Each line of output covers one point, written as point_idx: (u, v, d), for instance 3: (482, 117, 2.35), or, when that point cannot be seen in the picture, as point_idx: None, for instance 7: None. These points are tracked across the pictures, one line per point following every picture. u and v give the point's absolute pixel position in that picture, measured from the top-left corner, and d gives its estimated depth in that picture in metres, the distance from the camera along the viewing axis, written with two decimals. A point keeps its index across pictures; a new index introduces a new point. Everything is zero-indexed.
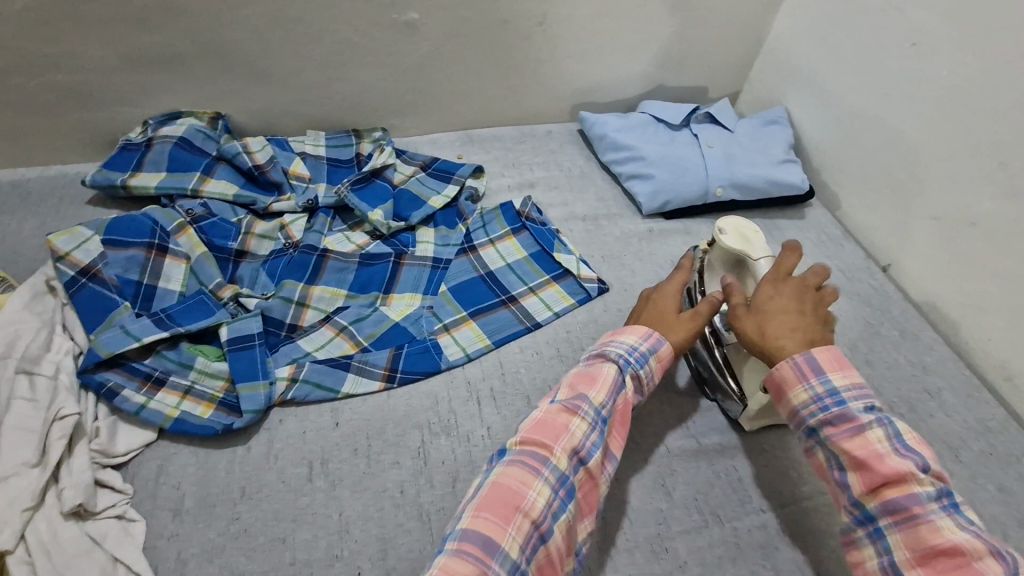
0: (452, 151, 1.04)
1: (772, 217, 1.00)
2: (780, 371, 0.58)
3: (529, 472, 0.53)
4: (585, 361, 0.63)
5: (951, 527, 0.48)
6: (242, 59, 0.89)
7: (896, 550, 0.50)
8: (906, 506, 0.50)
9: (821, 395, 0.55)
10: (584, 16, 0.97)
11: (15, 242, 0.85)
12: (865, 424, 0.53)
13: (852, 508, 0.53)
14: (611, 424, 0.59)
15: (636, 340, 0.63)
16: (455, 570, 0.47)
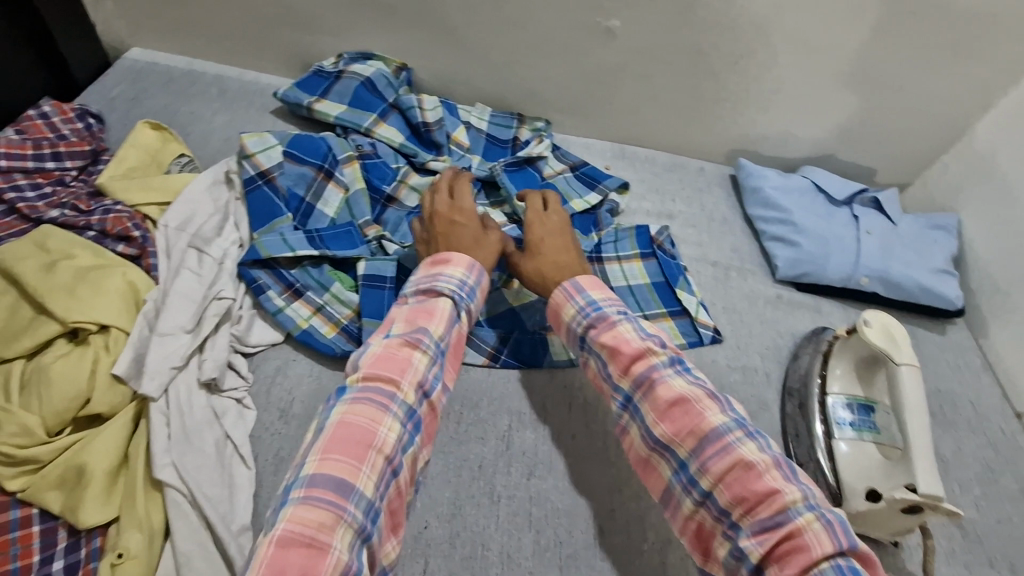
0: (603, 161, 1.06)
1: (911, 323, 0.94)
2: (554, 297, 0.68)
3: (376, 407, 0.52)
4: (414, 300, 0.61)
5: (677, 384, 0.58)
6: (447, 22, 0.94)
7: (644, 416, 0.58)
8: (646, 375, 0.59)
9: (584, 307, 0.65)
10: (778, 67, 0.95)
11: (207, 130, 0.94)
12: (614, 318, 0.63)
13: (614, 393, 0.62)
14: (450, 350, 0.60)
15: (463, 273, 0.63)
16: (305, 515, 0.46)
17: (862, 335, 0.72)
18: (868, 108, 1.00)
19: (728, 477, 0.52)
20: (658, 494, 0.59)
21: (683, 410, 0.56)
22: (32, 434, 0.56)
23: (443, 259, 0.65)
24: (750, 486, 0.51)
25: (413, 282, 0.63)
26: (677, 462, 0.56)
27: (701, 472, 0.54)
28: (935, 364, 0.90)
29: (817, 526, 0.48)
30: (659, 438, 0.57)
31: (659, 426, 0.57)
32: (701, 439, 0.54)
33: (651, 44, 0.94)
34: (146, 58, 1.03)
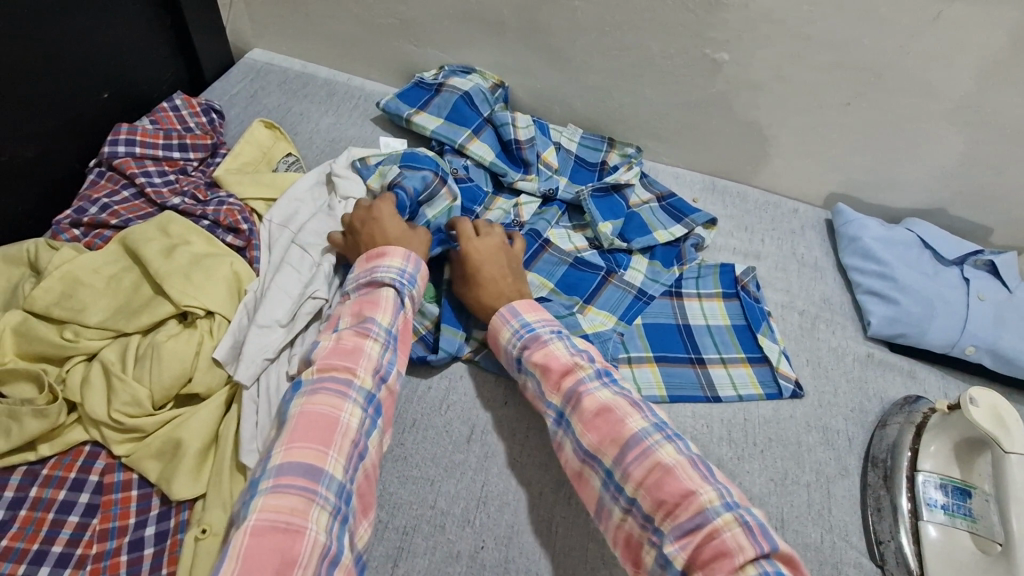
0: (691, 193, 1.04)
1: (1020, 402, 0.86)
2: (494, 322, 0.70)
3: (335, 395, 0.55)
4: (357, 293, 0.66)
5: (602, 394, 0.60)
6: (551, 43, 0.95)
7: (573, 429, 0.60)
8: (575, 388, 0.61)
9: (520, 329, 0.68)
10: (895, 112, 0.90)
11: (314, 130, 1.00)
12: (545, 337, 0.66)
13: (552, 411, 0.63)
14: (402, 336, 0.64)
15: (401, 262, 0.67)
16: (278, 502, 0.48)
17: (966, 415, 0.67)
18: (993, 163, 0.92)
19: (647, 481, 0.54)
20: (591, 509, 0.60)
21: (607, 418, 0.58)
22: (140, 405, 0.60)
23: (383, 252, 0.69)
24: (668, 489, 0.52)
25: (353, 278, 0.67)
26: (604, 473, 0.58)
27: (624, 479, 0.55)
28: None
29: (735, 528, 0.49)
30: (587, 449, 0.59)
31: (586, 436, 0.59)
32: (621, 446, 0.56)
33: (758, 78, 0.91)
34: (265, 58, 1.10)
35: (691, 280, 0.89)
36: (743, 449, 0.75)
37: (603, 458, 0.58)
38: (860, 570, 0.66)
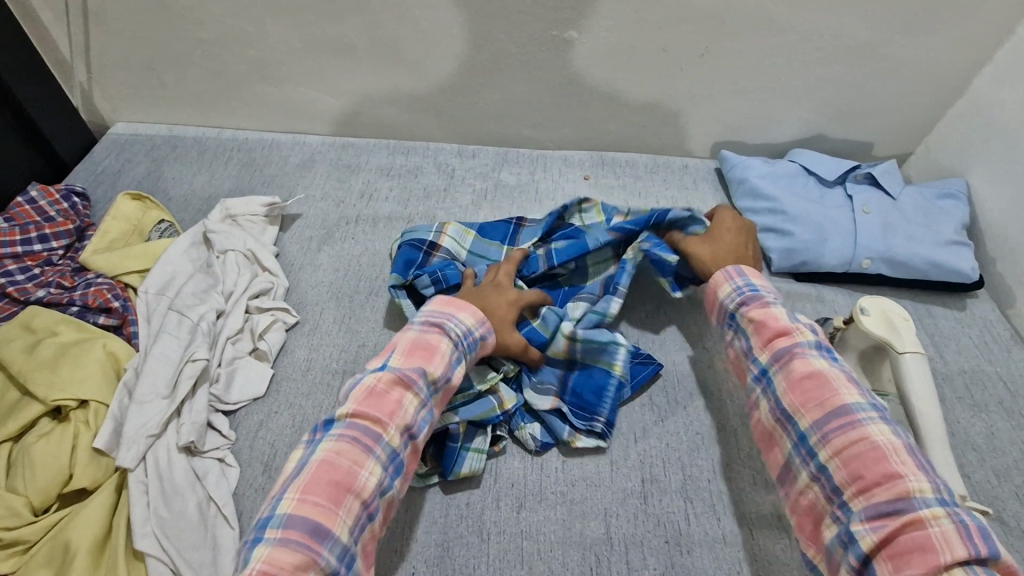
0: (581, 171, 1.05)
1: (926, 302, 0.88)
2: (713, 277, 0.72)
3: (359, 452, 0.54)
4: (419, 327, 0.63)
5: (818, 362, 0.59)
6: (407, 58, 0.95)
7: (776, 387, 0.60)
8: (788, 350, 0.61)
9: (741, 289, 0.68)
10: (749, 53, 0.92)
11: (189, 192, 0.98)
12: (769, 300, 0.65)
13: (752, 369, 0.64)
14: (447, 390, 0.62)
15: (473, 324, 0.65)
16: (279, 561, 0.47)
17: (860, 325, 0.67)
18: (850, 82, 0.95)
19: (848, 453, 0.53)
20: (775, 469, 0.60)
21: (818, 385, 0.57)
22: (18, 514, 0.57)
23: (456, 304, 0.66)
24: (871, 467, 0.51)
25: (424, 314, 0.65)
26: (796, 433, 0.57)
27: (821, 444, 0.55)
28: (958, 341, 0.84)
29: (945, 524, 0.46)
30: (787, 409, 0.58)
31: (789, 397, 0.59)
32: (829, 413, 0.55)
33: (613, 50, 0.92)
34: (130, 130, 1.08)
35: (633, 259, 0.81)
36: (667, 411, 0.73)
37: (787, 413, 0.58)
38: None
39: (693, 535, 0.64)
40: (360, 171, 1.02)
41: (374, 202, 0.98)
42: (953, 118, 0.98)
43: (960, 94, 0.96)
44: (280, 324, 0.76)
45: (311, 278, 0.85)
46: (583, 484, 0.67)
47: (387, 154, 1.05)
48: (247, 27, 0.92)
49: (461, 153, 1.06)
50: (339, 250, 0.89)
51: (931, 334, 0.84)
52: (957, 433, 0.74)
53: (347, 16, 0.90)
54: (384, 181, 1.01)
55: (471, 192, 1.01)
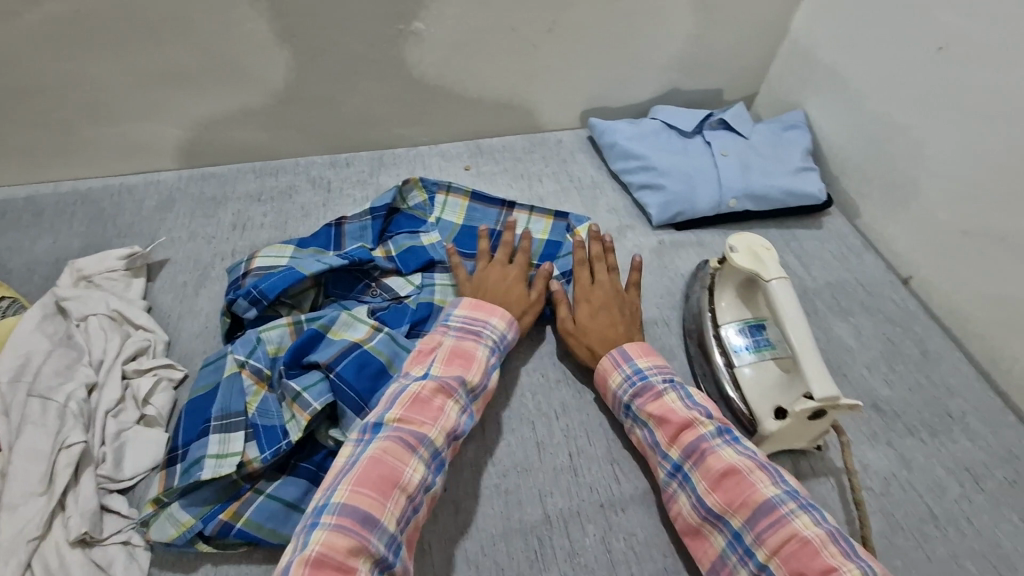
0: (461, 162, 1.04)
1: (790, 228, 0.97)
2: (603, 365, 0.71)
3: (406, 448, 0.58)
4: (455, 333, 0.68)
5: (728, 455, 0.61)
6: (252, 75, 0.89)
7: (695, 484, 0.61)
8: (695, 445, 0.62)
9: (632, 375, 0.69)
10: (596, 22, 0.94)
11: (30, 259, 0.88)
12: (660, 388, 0.67)
13: (665, 467, 0.64)
14: (485, 396, 0.67)
15: (505, 328, 0.70)
16: (332, 543, 0.51)
17: (732, 262, 0.74)
18: (692, 35, 1.01)
19: (785, 551, 0.54)
20: (704, 565, 0.60)
21: (735, 482, 0.59)
22: None
23: (486, 308, 0.71)
24: (808, 564, 0.53)
25: (460, 318, 0.70)
26: (731, 534, 0.58)
27: (757, 544, 0.56)
28: (821, 257, 0.93)
29: None
30: (713, 508, 0.59)
31: (713, 496, 0.59)
32: (755, 511, 0.57)
33: (465, 36, 0.91)
34: None
35: None
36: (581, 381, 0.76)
37: (715, 515, 0.59)
38: None
39: (624, 493, 0.68)
40: (228, 202, 0.95)
41: (249, 231, 0.92)
42: (784, 56, 1.07)
43: (786, 34, 1.05)
44: (166, 383, 0.71)
45: (192, 327, 0.79)
46: (515, 473, 0.68)
47: (254, 179, 0.99)
48: (56, 66, 0.82)
49: (335, 164, 1.02)
50: (219, 290, 0.83)
51: (798, 256, 0.93)
52: (832, 340, 0.83)
53: (173, 38, 0.82)
54: (256, 208, 0.95)
55: (352, 202, 0.97)
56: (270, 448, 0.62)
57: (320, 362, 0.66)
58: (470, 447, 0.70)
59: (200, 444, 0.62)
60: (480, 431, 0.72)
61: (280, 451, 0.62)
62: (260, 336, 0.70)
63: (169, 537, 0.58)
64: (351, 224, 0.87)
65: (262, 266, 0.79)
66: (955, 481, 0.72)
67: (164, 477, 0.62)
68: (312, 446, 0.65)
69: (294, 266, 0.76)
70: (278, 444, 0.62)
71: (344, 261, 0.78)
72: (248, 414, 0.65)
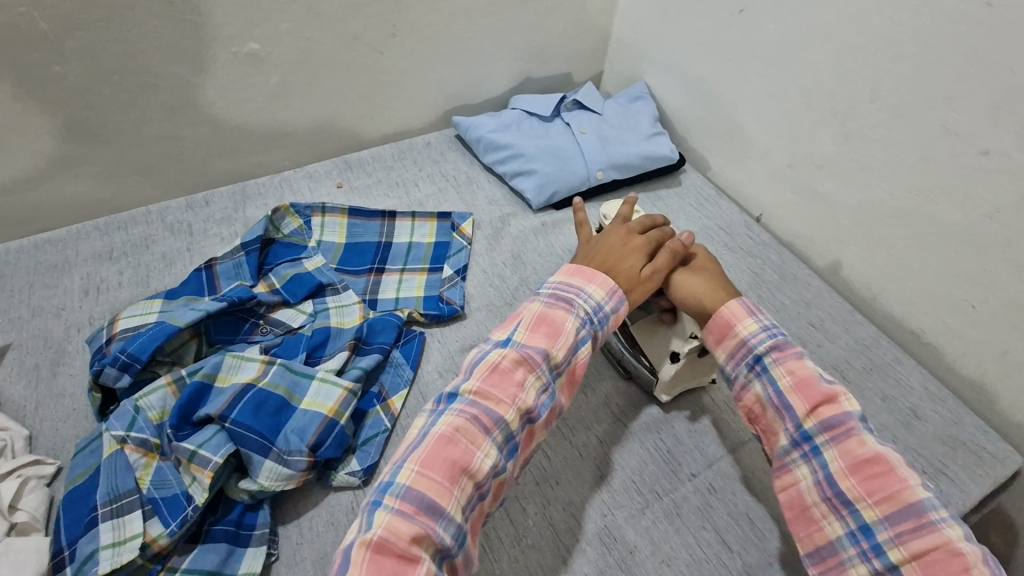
0: (332, 180, 1.01)
1: (654, 189, 1.05)
2: (730, 309, 0.65)
3: (477, 430, 0.53)
4: (544, 300, 0.63)
5: (874, 442, 0.57)
6: (69, 121, 0.79)
7: (830, 463, 0.57)
8: (840, 421, 0.58)
9: (765, 327, 0.64)
10: (436, 22, 0.96)
11: None
12: (797, 351, 0.62)
13: (790, 433, 0.60)
14: (569, 373, 0.62)
15: (603, 297, 0.64)
16: (398, 528, 0.48)
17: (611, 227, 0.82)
18: (531, 24, 1.06)
19: (924, 555, 0.52)
20: (810, 544, 0.59)
21: (884, 474, 0.56)
22: None
23: (587, 275, 0.65)
24: (949, 572, 0.51)
25: (552, 284, 0.65)
26: (859, 527, 0.55)
27: (893, 543, 0.54)
28: (685, 211, 1.02)
29: None
30: (846, 494, 0.56)
31: (849, 481, 0.56)
32: (903, 509, 0.54)
33: (305, 49, 0.88)
34: None
35: (397, 256, 0.89)
36: None
37: (847, 501, 0.56)
38: (617, 393, 0.79)
39: (554, 467, 0.71)
40: (72, 267, 0.85)
41: (106, 294, 0.83)
42: (617, 33, 1.15)
43: (614, 13, 1.13)
44: (34, 481, 0.62)
45: (57, 412, 0.70)
46: None
47: (99, 237, 0.89)
48: None
49: (192, 205, 0.95)
50: (81, 365, 0.74)
51: (666, 213, 1.02)
52: None
53: None
54: (108, 268, 0.86)
55: (220, 240, 0.91)
56: (177, 518, 0.57)
57: (210, 414, 0.62)
58: None
59: (90, 537, 0.55)
60: None
61: (188, 519, 0.57)
62: (137, 404, 0.63)
63: None
64: (223, 264, 0.81)
65: (127, 327, 0.71)
66: None
67: None
68: (224, 504, 0.61)
69: (165, 320, 0.70)
70: (184, 513, 0.57)
71: (221, 302, 0.73)
72: (141, 490, 0.59)
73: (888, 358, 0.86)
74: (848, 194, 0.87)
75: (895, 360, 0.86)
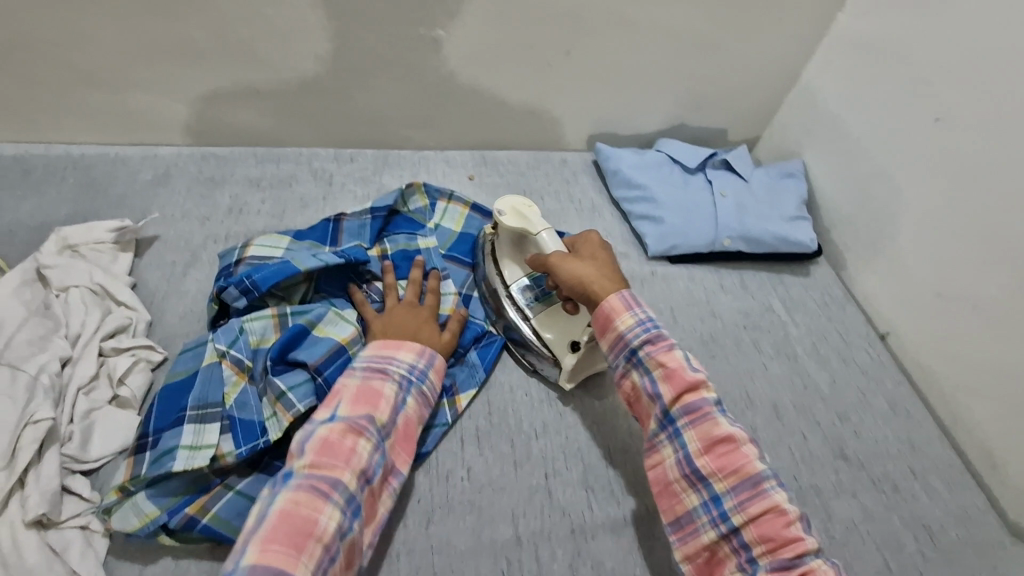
0: (465, 171, 1.04)
1: (779, 272, 0.99)
2: (610, 303, 0.68)
3: (315, 498, 0.54)
4: (361, 374, 0.63)
5: (725, 422, 0.61)
6: (262, 58, 0.87)
7: (687, 443, 0.61)
8: (699, 406, 0.62)
9: (642, 320, 0.66)
10: (611, 50, 0.96)
11: (13, 220, 0.85)
12: (670, 343, 0.65)
13: (691, 474, 0.61)
14: (397, 431, 0.63)
15: (414, 357, 0.66)
16: None
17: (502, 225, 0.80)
18: (703, 73, 1.03)
19: (759, 518, 0.57)
20: (671, 517, 0.62)
21: (732, 451, 0.60)
22: None
23: (391, 342, 0.67)
24: (778, 533, 0.56)
25: (363, 357, 0.65)
26: (708, 492, 0.60)
27: (735, 510, 0.58)
28: (805, 304, 0.96)
29: (825, 568, 0.55)
30: (701, 471, 0.60)
31: (703, 458, 0.61)
32: (743, 481, 0.59)
33: (480, 48, 0.91)
34: None
35: None
36: (563, 404, 0.77)
37: (701, 479, 0.60)
38: None
39: (595, 521, 0.67)
40: (225, 184, 0.94)
41: (244, 216, 0.90)
42: (789, 104, 1.10)
43: (793, 84, 1.08)
44: (143, 364, 0.69)
45: (176, 308, 0.77)
46: (489, 489, 0.68)
47: (254, 163, 0.98)
48: (60, 26, 0.80)
49: (338, 158, 1.01)
50: (207, 273, 0.82)
51: (783, 300, 0.96)
52: (809, 386, 0.85)
53: (186, 13, 0.81)
54: (254, 194, 0.94)
55: (352, 198, 0.97)
56: (248, 444, 0.60)
57: (307, 362, 0.66)
58: (446, 459, 0.70)
59: (174, 433, 0.60)
60: (457, 445, 0.71)
61: (258, 448, 0.61)
62: (243, 325, 0.68)
63: (132, 527, 0.56)
64: (350, 221, 0.86)
65: (254, 254, 0.78)
66: (912, 537, 0.74)
67: (131, 464, 0.60)
68: (288, 444, 0.64)
69: (289, 259, 0.75)
70: (255, 441, 0.61)
71: (339, 259, 0.77)
72: (225, 405, 0.64)
73: (991, 539, 0.75)
74: (1001, 347, 0.77)
75: (998, 544, 0.75)
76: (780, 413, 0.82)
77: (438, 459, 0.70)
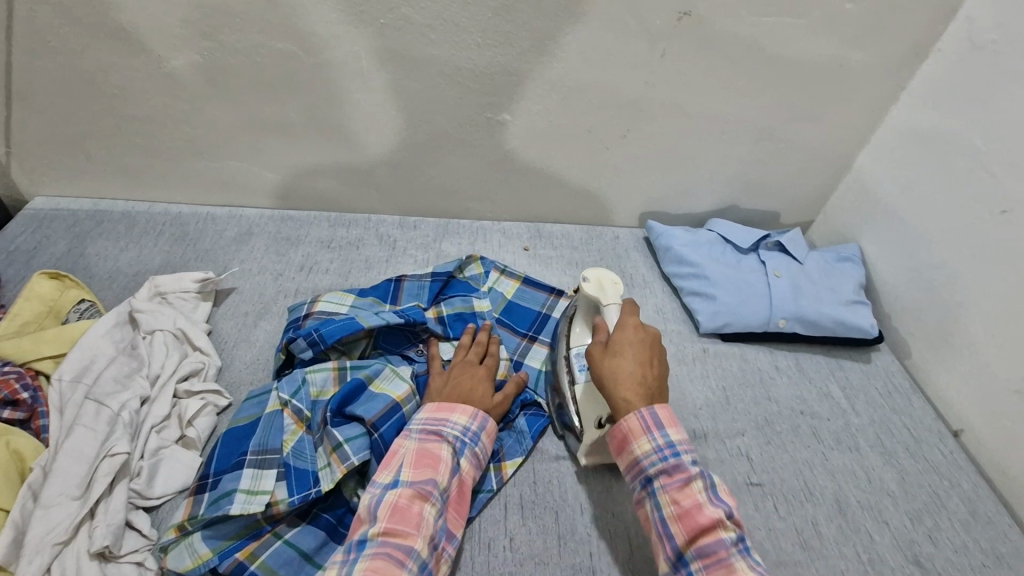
0: (521, 243, 1.09)
1: (836, 356, 0.97)
2: (627, 423, 0.63)
3: (392, 567, 0.53)
4: (417, 437, 0.65)
5: (702, 489, 0.58)
6: (346, 134, 0.97)
7: (662, 505, 0.58)
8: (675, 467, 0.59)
9: (661, 446, 0.60)
10: (666, 135, 1.01)
11: (113, 267, 0.95)
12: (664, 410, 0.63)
13: (670, 559, 0.57)
14: (452, 497, 0.63)
15: (467, 420, 0.67)
16: None
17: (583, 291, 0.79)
18: (756, 159, 1.06)
19: None
20: None
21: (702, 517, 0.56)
22: None
23: (447, 407, 0.68)
24: None
25: (416, 422, 0.67)
26: None
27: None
28: (867, 392, 0.92)
29: None
30: (670, 529, 0.57)
31: (674, 520, 0.57)
32: (710, 544, 0.55)
33: (544, 130, 0.98)
34: (50, 205, 1.03)
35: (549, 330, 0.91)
36: (611, 477, 0.75)
37: (646, 481, 0.60)
38: None
39: None
40: (300, 244, 1.02)
41: (314, 274, 0.97)
42: (843, 190, 1.11)
43: (848, 170, 1.09)
44: (210, 408, 0.73)
45: (245, 356, 0.82)
46: (530, 564, 0.66)
47: (327, 227, 1.06)
48: (181, 105, 0.91)
49: (403, 225, 1.09)
50: (276, 325, 0.87)
51: (842, 387, 0.92)
52: (873, 479, 0.81)
53: (287, 97, 0.91)
54: (325, 254, 1.01)
55: (413, 261, 1.02)
56: (301, 492, 0.62)
57: (365, 418, 0.68)
58: (489, 527, 0.69)
59: (233, 476, 0.63)
60: (501, 511, 0.70)
61: (309, 497, 0.62)
62: (306, 376, 0.72)
63: (184, 567, 0.58)
64: (411, 282, 0.91)
65: (320, 308, 0.83)
66: None
67: (191, 504, 0.62)
68: (335, 497, 0.65)
69: (353, 316, 0.80)
70: (307, 491, 0.62)
71: (399, 318, 0.81)
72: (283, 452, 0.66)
73: None
74: None
75: None
76: (843, 507, 0.77)
77: (480, 526, 0.69)
